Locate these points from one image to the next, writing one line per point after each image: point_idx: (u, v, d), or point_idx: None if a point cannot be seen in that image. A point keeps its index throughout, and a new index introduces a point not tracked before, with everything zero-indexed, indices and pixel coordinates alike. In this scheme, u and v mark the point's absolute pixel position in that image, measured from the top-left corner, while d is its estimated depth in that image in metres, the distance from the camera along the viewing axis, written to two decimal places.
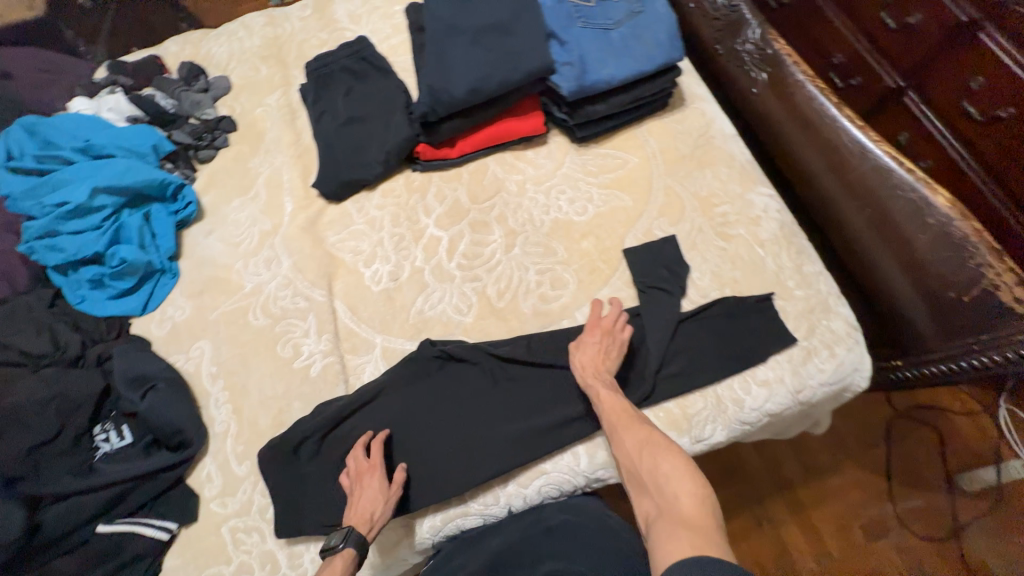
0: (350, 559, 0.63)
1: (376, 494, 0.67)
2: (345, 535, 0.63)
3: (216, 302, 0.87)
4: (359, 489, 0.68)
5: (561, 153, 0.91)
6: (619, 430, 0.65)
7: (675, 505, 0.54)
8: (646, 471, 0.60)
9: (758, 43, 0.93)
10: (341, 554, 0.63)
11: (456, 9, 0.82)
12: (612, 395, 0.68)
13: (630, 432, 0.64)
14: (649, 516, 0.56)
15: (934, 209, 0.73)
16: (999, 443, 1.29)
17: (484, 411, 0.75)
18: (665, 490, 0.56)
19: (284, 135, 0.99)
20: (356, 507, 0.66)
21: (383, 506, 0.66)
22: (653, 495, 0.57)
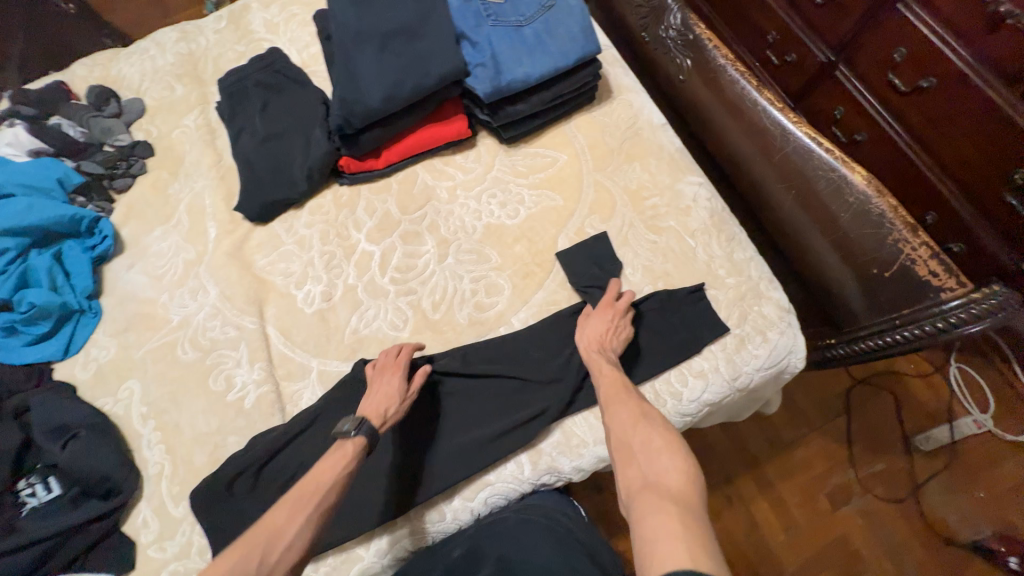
0: (362, 447, 0.63)
1: (396, 395, 0.68)
2: (358, 425, 0.64)
3: (142, 339, 0.83)
4: (377, 386, 0.70)
5: (490, 155, 0.89)
6: (614, 403, 0.62)
7: (661, 480, 0.51)
8: (637, 442, 0.56)
9: (680, 28, 0.91)
10: (351, 440, 0.63)
11: (361, 14, 0.78)
12: (615, 378, 0.66)
13: (622, 407, 0.61)
14: (631, 488, 0.52)
15: (852, 187, 0.74)
16: (950, 401, 1.34)
17: (450, 412, 0.75)
18: (653, 462, 0.53)
19: (205, 156, 0.95)
20: (373, 401, 0.68)
21: (399, 405, 0.68)
22: (637, 466, 0.54)
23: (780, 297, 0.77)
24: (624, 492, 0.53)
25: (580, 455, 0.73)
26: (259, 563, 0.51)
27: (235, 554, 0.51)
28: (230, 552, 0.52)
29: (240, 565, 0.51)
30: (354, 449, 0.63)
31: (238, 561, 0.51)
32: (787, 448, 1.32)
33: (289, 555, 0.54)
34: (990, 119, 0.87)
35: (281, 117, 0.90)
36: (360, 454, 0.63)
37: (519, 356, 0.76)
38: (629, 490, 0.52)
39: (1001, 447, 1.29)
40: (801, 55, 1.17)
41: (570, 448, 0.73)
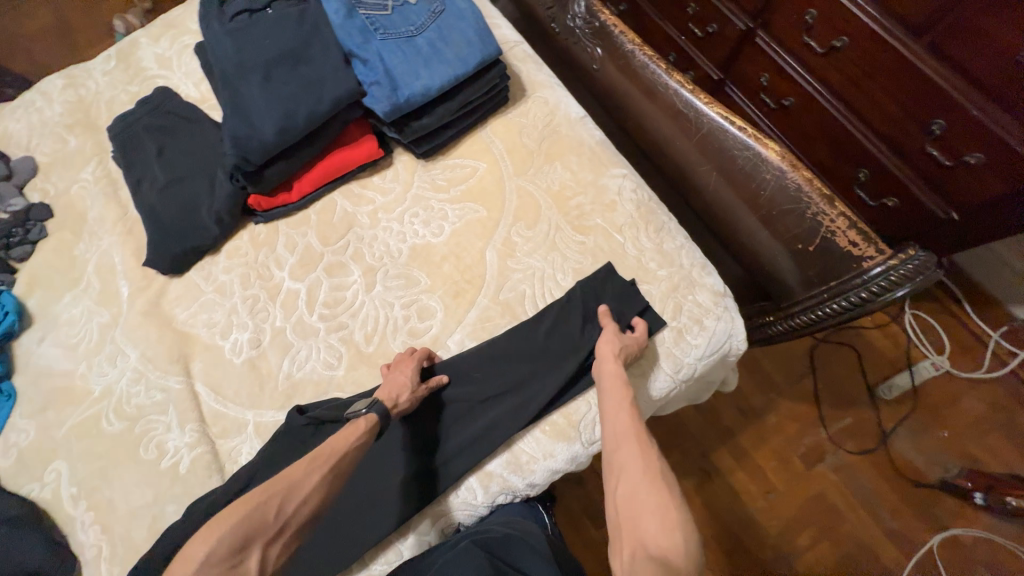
0: (374, 425, 0.62)
1: (409, 388, 0.68)
2: (372, 404, 0.64)
3: (64, 415, 0.78)
4: (391, 374, 0.69)
5: (408, 173, 0.85)
6: (628, 445, 0.55)
7: (670, 557, 0.45)
8: (647, 500, 0.49)
9: (586, 16, 0.90)
10: (363, 419, 0.63)
11: (240, 43, 0.74)
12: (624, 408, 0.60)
13: (636, 455, 0.54)
14: (635, 553, 0.48)
15: (768, 164, 0.74)
16: (908, 347, 1.36)
17: (437, 427, 0.71)
18: (663, 530, 0.47)
19: (108, 211, 0.89)
20: (388, 389, 0.67)
21: (410, 395, 0.67)
22: (643, 530, 0.48)
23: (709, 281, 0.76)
24: (626, 554, 0.48)
25: (532, 471, 0.71)
26: (274, 515, 0.52)
27: (250, 501, 0.51)
28: (246, 500, 0.51)
29: (257, 512, 0.51)
30: (365, 428, 0.61)
31: (256, 508, 0.51)
32: (759, 417, 1.31)
33: (304, 509, 0.55)
34: (904, 75, 0.87)
35: (182, 161, 0.85)
36: (371, 432, 0.62)
37: (503, 363, 0.73)
38: (632, 556, 0.48)
39: (961, 386, 1.32)
40: (721, 24, 1.14)
41: (521, 465, 0.70)
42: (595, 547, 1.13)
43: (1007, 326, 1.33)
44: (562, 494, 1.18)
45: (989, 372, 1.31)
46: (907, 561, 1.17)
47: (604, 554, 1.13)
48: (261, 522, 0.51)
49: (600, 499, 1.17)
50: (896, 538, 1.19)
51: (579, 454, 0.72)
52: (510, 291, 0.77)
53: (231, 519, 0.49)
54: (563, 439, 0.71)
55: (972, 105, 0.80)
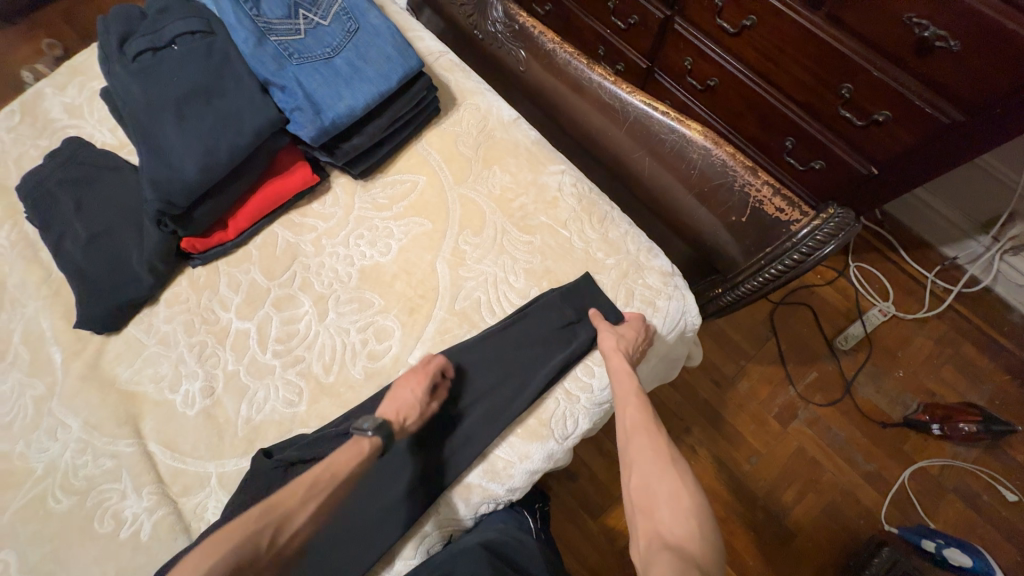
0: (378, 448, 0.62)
1: (419, 408, 0.66)
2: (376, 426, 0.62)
3: (4, 501, 0.72)
4: (399, 390, 0.67)
5: (347, 196, 0.84)
6: (640, 439, 0.57)
7: (686, 545, 0.48)
8: (662, 490, 0.52)
9: (505, 20, 0.91)
10: (368, 440, 0.62)
11: (146, 83, 0.70)
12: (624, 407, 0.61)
13: (649, 447, 0.56)
14: (650, 543, 0.49)
15: (693, 144, 0.77)
16: (857, 298, 1.43)
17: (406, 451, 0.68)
18: (677, 519, 0.49)
19: (29, 275, 0.83)
20: (398, 409, 0.65)
21: (417, 414, 0.66)
22: (658, 520, 0.50)
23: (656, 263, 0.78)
24: (642, 543, 0.50)
25: (510, 476, 0.70)
26: (268, 545, 0.53)
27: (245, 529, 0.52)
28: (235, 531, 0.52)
29: (250, 542, 0.52)
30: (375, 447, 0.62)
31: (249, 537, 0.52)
32: (732, 384, 1.36)
33: (296, 538, 0.56)
34: (809, 45, 0.92)
35: (104, 212, 0.80)
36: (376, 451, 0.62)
37: (474, 371, 0.72)
38: (647, 544, 0.50)
39: (909, 327, 1.40)
40: (640, 16, 1.17)
41: (498, 472, 0.70)
42: (593, 539, 1.14)
43: (940, 266, 1.42)
44: (553, 491, 1.18)
45: (932, 310, 1.40)
46: (884, 499, 1.23)
47: (601, 545, 1.13)
48: (254, 551, 0.52)
49: (592, 490, 1.18)
50: (871, 478, 1.25)
51: (556, 452, 0.72)
52: (465, 299, 0.76)
53: (223, 550, 0.50)
54: (536, 439, 0.71)
55: (873, 68, 0.86)
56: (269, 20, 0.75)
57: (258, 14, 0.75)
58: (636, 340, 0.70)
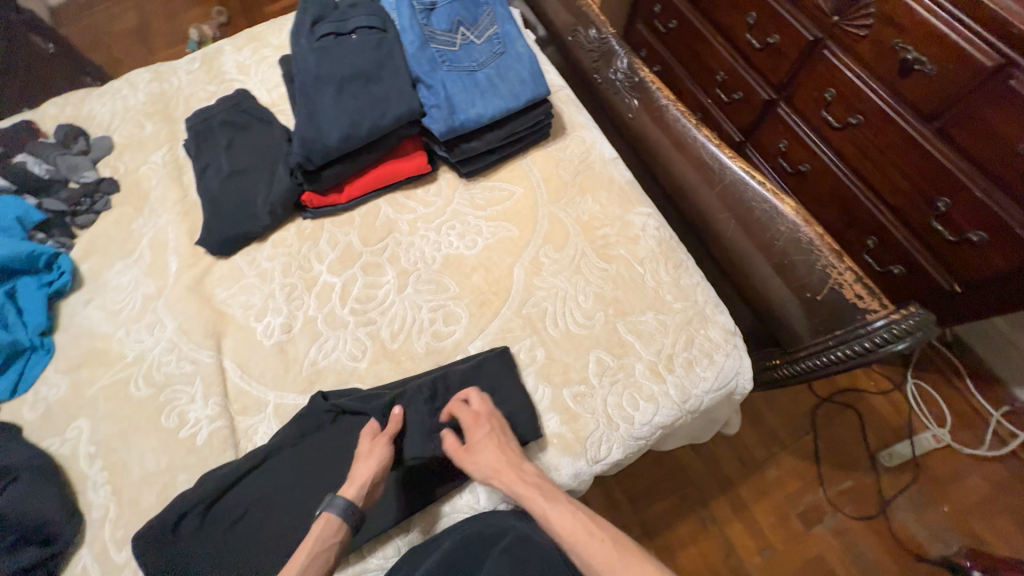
0: (333, 529, 0.62)
1: (377, 458, 0.67)
2: (330, 501, 0.64)
3: (95, 376, 0.82)
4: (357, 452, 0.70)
5: (450, 189, 0.92)
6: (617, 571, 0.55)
7: None
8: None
9: (627, 72, 0.99)
10: (320, 520, 0.63)
11: (321, 59, 0.83)
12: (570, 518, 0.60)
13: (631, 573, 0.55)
14: None
15: (783, 217, 0.80)
16: (911, 416, 1.36)
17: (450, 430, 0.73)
18: None
19: (169, 192, 0.96)
20: (355, 470, 0.67)
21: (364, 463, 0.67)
22: None
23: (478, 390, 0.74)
24: None
25: None
26: None
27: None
28: None
29: None
30: (333, 526, 0.62)
31: None
32: (758, 468, 1.31)
33: None
34: (911, 155, 0.94)
35: (247, 154, 0.93)
36: (329, 538, 0.62)
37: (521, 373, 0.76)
38: None
39: (964, 462, 1.31)
40: (746, 93, 1.24)
41: None
42: None
43: (1008, 406, 1.34)
44: None
45: (992, 451, 1.31)
46: None
47: None
48: None
49: None
50: None
51: (584, 472, 0.74)
52: (533, 306, 0.81)
53: None
54: (570, 454, 0.73)
55: (976, 189, 0.86)
56: (433, 30, 0.86)
57: (426, 24, 0.86)
58: (489, 440, 0.67)
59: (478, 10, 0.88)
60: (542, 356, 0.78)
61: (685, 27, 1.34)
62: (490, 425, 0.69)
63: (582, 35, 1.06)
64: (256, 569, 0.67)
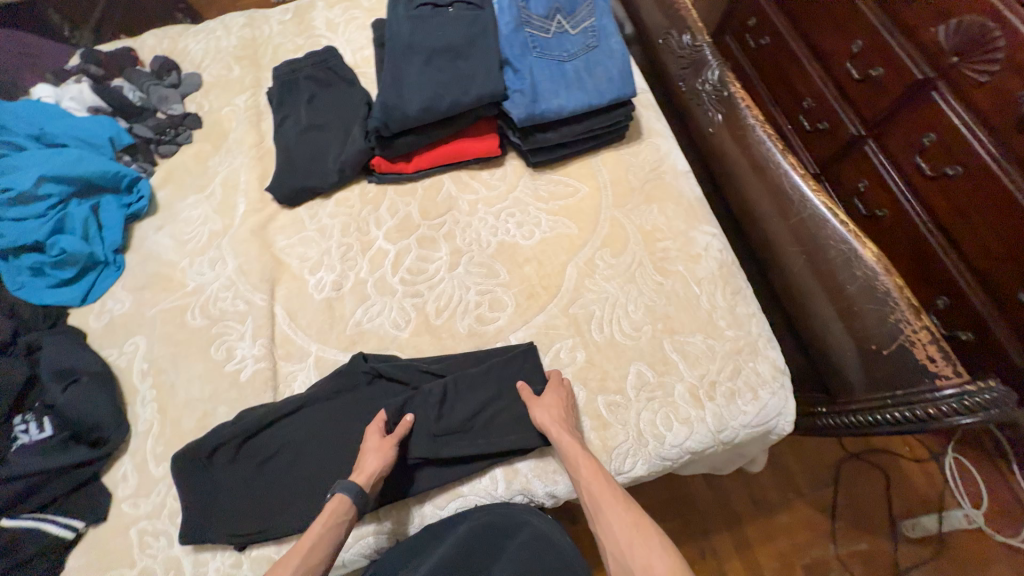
0: (346, 507, 0.63)
1: (387, 453, 0.68)
2: (342, 484, 0.64)
3: (156, 298, 0.86)
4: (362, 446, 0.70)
5: (515, 176, 0.92)
6: (612, 502, 0.60)
7: None
8: (635, 561, 0.55)
9: (716, 84, 0.95)
10: (334, 498, 0.64)
11: (414, 28, 0.84)
12: (585, 452, 0.65)
13: (621, 508, 0.60)
14: None
15: (862, 261, 0.74)
16: (943, 490, 1.29)
17: (479, 419, 0.74)
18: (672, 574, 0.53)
19: (247, 136, 1.00)
20: (363, 461, 0.68)
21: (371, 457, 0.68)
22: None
23: (484, 398, 0.74)
24: None
25: (554, 482, 0.73)
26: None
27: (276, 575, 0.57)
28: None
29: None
30: (346, 505, 0.63)
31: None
32: (769, 511, 1.27)
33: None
34: (1012, 218, 0.86)
35: (325, 111, 0.95)
36: (341, 516, 0.63)
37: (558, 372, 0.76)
38: None
39: (994, 549, 1.23)
40: (832, 124, 1.17)
41: (546, 473, 0.73)
42: None
43: None
44: None
45: None
46: None
47: None
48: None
49: None
50: None
51: None
52: (580, 307, 0.80)
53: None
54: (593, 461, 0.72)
55: None
56: (530, 13, 0.85)
57: (524, 6, 0.85)
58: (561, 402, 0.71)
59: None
60: (582, 358, 0.77)
61: (779, 46, 1.28)
62: (568, 393, 0.72)
63: (675, 39, 1.02)
64: (278, 510, 0.70)
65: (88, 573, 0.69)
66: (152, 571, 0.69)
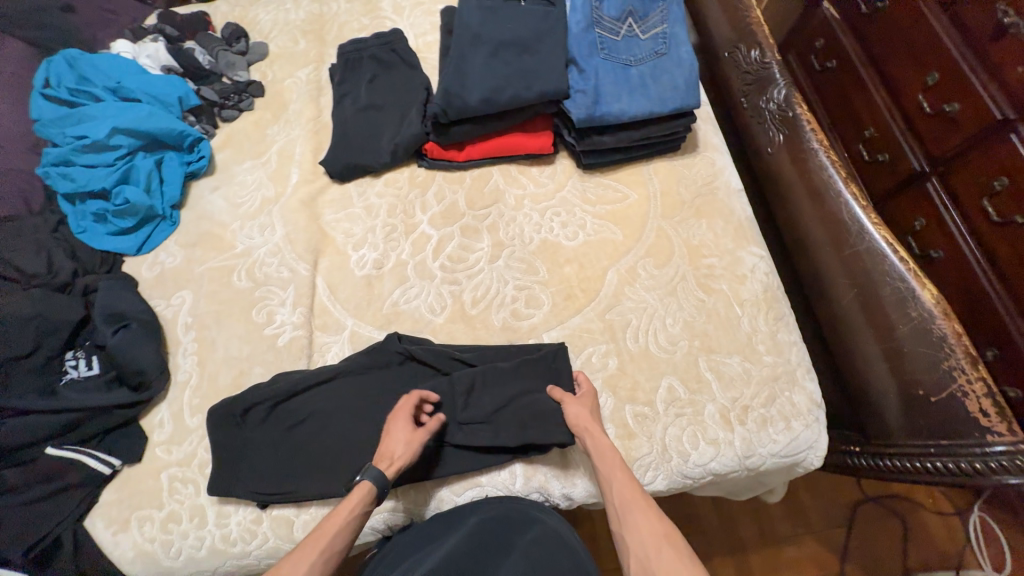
0: (372, 496, 0.63)
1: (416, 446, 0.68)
2: (369, 470, 0.64)
3: (206, 256, 0.89)
4: (389, 433, 0.69)
5: (564, 176, 0.91)
6: (638, 506, 0.60)
7: None
8: (660, 567, 0.54)
9: (781, 103, 0.92)
10: (358, 486, 0.64)
11: (485, 19, 0.84)
12: (614, 453, 0.65)
13: (647, 513, 0.59)
14: None
15: (917, 302, 0.71)
16: (964, 549, 1.24)
17: (503, 411, 0.74)
18: None
19: (306, 109, 1.02)
20: (389, 451, 0.67)
21: (400, 447, 0.67)
22: None
23: (511, 393, 0.74)
24: None
25: (573, 484, 0.74)
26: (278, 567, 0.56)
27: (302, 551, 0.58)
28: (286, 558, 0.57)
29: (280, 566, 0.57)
30: (371, 494, 0.63)
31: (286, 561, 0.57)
32: (776, 543, 1.25)
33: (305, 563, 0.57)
34: None
35: (385, 93, 0.96)
36: (367, 503, 0.63)
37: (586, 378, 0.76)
38: None
39: None
40: (894, 157, 1.12)
41: (565, 474, 0.74)
42: None
43: None
44: None
45: None
46: None
47: None
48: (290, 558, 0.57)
49: None
50: None
51: None
52: (618, 314, 0.80)
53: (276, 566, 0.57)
54: None
55: None
56: (602, 14, 0.84)
57: (597, 6, 0.84)
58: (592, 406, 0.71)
59: (652, 4, 0.85)
60: (614, 366, 0.76)
61: (846, 70, 1.22)
62: (593, 398, 0.72)
63: (742, 53, 1.00)
64: (301, 475, 0.72)
65: (120, 508, 0.73)
66: (178, 516, 0.72)
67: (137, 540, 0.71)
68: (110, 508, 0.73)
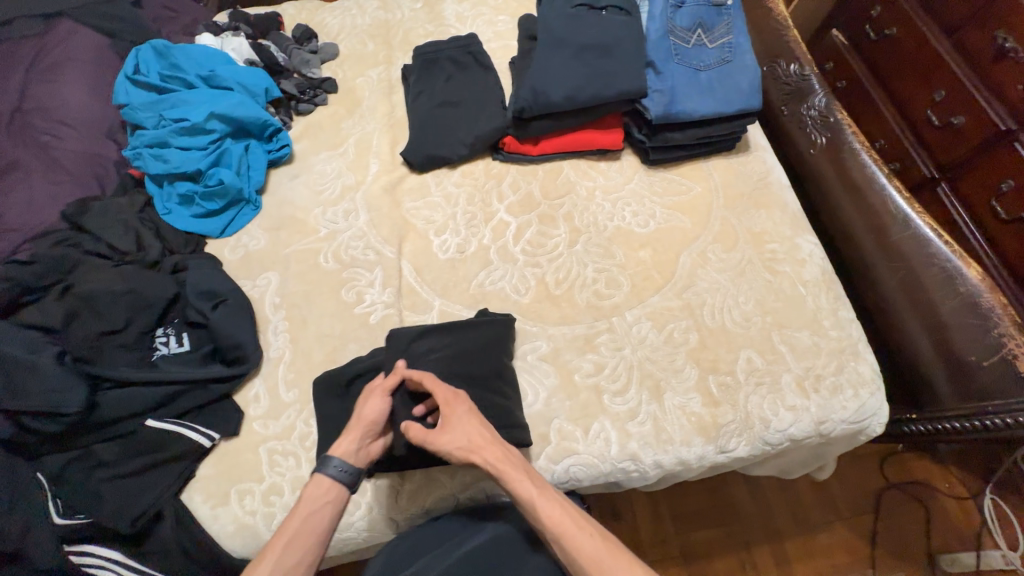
0: (321, 489, 0.63)
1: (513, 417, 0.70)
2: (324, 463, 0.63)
3: (291, 239, 0.92)
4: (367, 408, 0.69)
5: (631, 170, 0.99)
6: (571, 522, 0.61)
7: None
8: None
9: (823, 110, 1.03)
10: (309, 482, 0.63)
11: (568, 25, 0.92)
12: (522, 476, 0.63)
13: (577, 531, 0.60)
14: None
15: (964, 280, 0.80)
16: (981, 531, 1.31)
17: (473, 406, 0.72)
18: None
19: (380, 105, 1.07)
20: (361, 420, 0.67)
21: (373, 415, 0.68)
22: None
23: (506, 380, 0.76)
24: None
25: (664, 451, 0.76)
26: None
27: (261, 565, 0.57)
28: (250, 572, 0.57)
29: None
30: (323, 486, 0.63)
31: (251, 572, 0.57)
32: (811, 530, 1.30)
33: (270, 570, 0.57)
34: None
35: (461, 89, 1.02)
36: (322, 497, 0.62)
37: (668, 353, 0.81)
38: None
39: None
40: (904, 165, 1.24)
41: (658, 442, 0.76)
42: None
43: None
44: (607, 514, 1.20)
45: None
46: None
47: None
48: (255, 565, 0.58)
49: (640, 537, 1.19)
50: None
51: (707, 457, 0.77)
52: (694, 293, 0.86)
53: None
54: (703, 434, 0.76)
55: None
56: (675, 24, 0.93)
57: (671, 18, 0.94)
58: (467, 420, 0.66)
59: (717, 18, 0.95)
60: (695, 340, 0.82)
61: (855, 89, 1.36)
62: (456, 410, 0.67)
63: (781, 68, 1.11)
64: None
65: (217, 484, 0.72)
66: (280, 489, 0.72)
67: (237, 514, 0.71)
68: (207, 483, 0.72)
